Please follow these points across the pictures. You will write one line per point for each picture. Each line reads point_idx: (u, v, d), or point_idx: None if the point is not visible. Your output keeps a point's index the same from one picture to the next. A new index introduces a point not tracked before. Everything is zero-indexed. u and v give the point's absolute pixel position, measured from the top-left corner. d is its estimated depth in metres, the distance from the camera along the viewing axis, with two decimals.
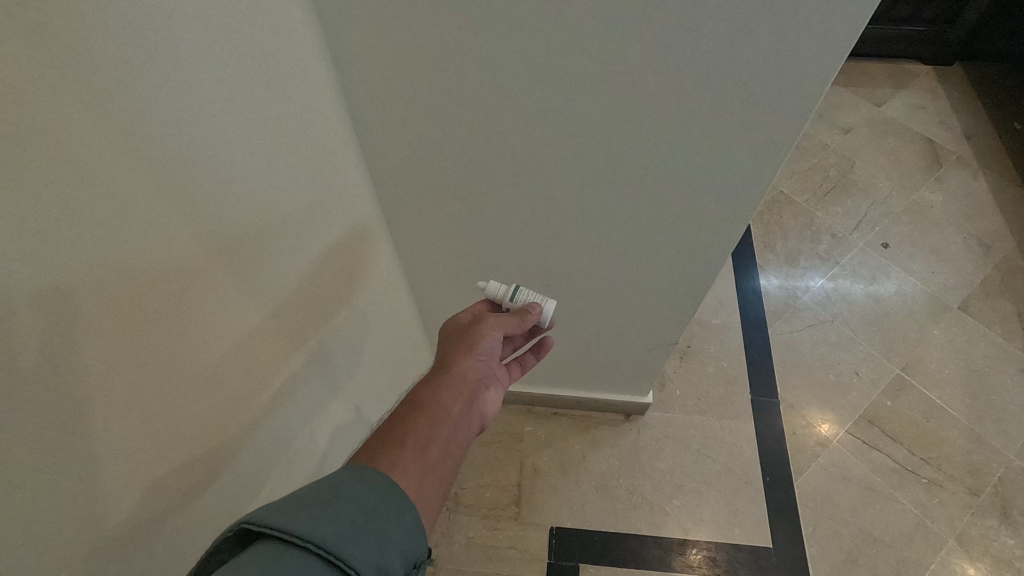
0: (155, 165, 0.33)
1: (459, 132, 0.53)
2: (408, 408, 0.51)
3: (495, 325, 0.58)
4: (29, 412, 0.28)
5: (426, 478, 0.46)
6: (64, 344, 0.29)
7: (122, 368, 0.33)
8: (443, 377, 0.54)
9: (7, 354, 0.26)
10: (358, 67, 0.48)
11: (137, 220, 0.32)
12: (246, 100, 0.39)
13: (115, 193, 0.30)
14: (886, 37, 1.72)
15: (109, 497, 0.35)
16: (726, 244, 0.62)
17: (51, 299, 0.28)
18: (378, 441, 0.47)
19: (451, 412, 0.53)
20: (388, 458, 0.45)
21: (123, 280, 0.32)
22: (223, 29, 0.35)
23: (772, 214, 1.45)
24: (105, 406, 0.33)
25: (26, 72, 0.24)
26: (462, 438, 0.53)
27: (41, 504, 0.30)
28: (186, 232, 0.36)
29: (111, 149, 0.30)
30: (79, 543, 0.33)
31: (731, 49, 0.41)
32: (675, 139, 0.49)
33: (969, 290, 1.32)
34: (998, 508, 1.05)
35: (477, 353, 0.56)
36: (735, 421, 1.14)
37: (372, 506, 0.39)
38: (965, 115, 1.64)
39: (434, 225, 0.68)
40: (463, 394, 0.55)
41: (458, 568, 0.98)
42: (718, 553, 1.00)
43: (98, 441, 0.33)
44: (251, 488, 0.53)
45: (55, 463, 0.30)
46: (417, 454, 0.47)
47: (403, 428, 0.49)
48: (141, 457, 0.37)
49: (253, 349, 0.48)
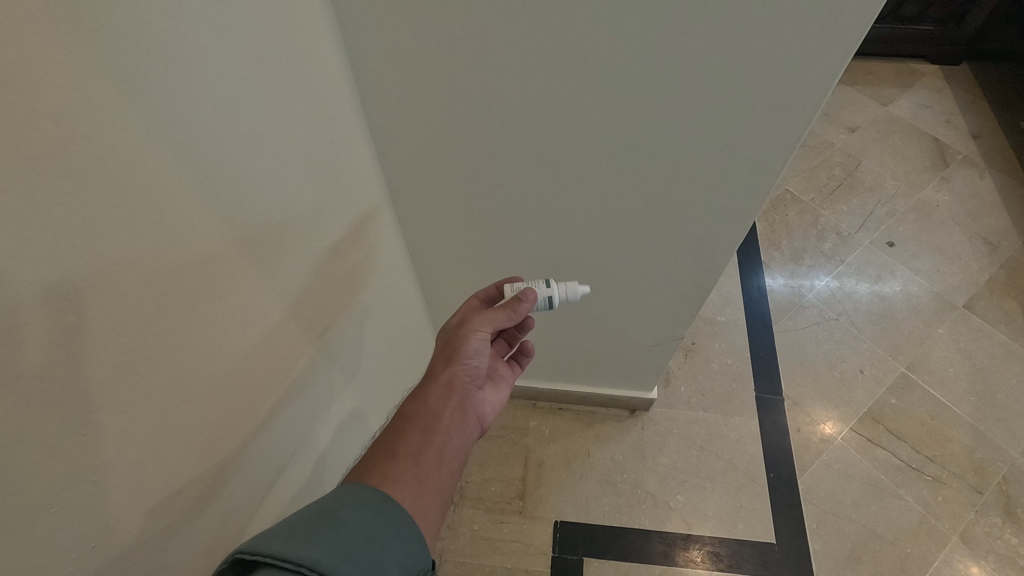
0: (167, 165, 0.33)
1: (469, 129, 0.54)
2: (398, 420, 0.52)
3: (481, 324, 0.56)
4: (43, 411, 0.28)
5: (421, 488, 0.47)
6: (75, 341, 0.29)
7: (133, 371, 0.33)
8: (429, 386, 0.54)
9: (17, 350, 0.26)
10: (369, 61, 0.49)
11: (148, 223, 0.32)
12: (259, 92, 0.40)
13: (127, 196, 0.30)
14: (893, 37, 1.72)
15: (123, 502, 0.34)
16: (732, 240, 0.62)
17: (62, 298, 0.27)
18: (370, 457, 0.48)
19: (444, 419, 0.53)
20: (380, 471, 0.46)
21: (133, 290, 0.32)
22: (235, 20, 0.36)
23: (777, 212, 1.45)
24: (118, 407, 0.32)
25: (35, 71, 0.24)
26: (458, 443, 0.54)
27: (54, 510, 0.30)
28: (198, 235, 0.37)
29: (123, 149, 0.30)
30: (92, 550, 0.33)
31: (740, 44, 0.41)
32: (684, 135, 0.50)
33: (974, 289, 1.32)
34: (1002, 506, 1.05)
35: (464, 358, 0.56)
36: (739, 418, 1.14)
37: (367, 525, 0.39)
38: (972, 114, 1.64)
39: (444, 220, 0.68)
40: (454, 399, 0.55)
41: (464, 561, 0.99)
42: (721, 548, 1.00)
43: (110, 447, 0.32)
44: (268, 477, 0.54)
45: (67, 467, 0.30)
46: (410, 465, 0.48)
47: (393, 441, 0.50)
48: (157, 459, 0.37)
49: (266, 342, 0.48)
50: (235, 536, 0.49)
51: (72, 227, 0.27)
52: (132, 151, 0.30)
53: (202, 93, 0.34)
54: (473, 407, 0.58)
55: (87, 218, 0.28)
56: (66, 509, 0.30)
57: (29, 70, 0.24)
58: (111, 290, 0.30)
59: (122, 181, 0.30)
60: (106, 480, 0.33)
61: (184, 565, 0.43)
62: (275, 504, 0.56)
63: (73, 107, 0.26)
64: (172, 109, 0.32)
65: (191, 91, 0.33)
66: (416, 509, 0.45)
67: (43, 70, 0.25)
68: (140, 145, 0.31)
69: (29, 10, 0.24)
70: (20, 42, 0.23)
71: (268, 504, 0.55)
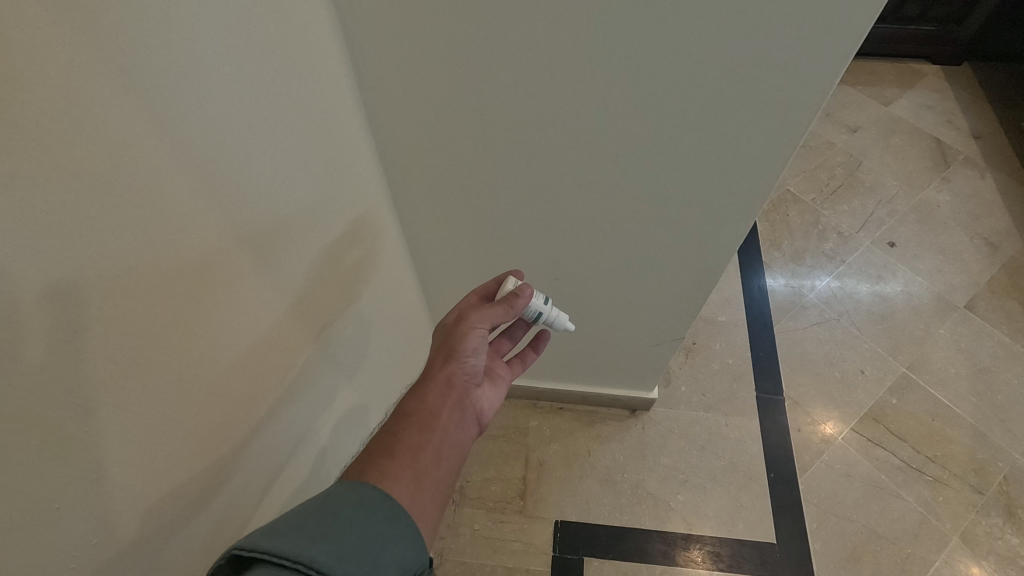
0: (167, 164, 0.33)
1: (470, 128, 0.54)
2: (396, 417, 0.52)
3: (480, 320, 0.56)
4: (43, 409, 0.28)
5: (419, 485, 0.47)
6: (76, 339, 0.29)
7: (133, 369, 0.33)
8: (427, 383, 0.54)
9: (18, 348, 0.26)
10: (370, 60, 0.49)
11: (149, 221, 0.32)
12: (260, 90, 0.40)
13: (128, 194, 0.31)
14: (894, 37, 1.72)
15: (123, 500, 0.34)
16: (733, 239, 0.62)
17: (63, 296, 0.27)
18: (368, 454, 0.48)
19: (442, 417, 0.53)
20: (379, 468, 0.46)
21: (133, 288, 0.32)
22: (237, 18, 0.36)
23: (778, 212, 1.45)
24: (119, 405, 0.33)
25: (36, 70, 0.24)
26: (456, 441, 0.54)
27: (54, 508, 0.30)
28: (199, 232, 0.37)
29: (123, 148, 0.30)
30: (91, 548, 0.33)
31: (742, 43, 0.41)
32: (685, 134, 0.50)
33: (975, 289, 1.32)
34: (1003, 507, 1.05)
35: (463, 355, 0.56)
36: (740, 418, 1.14)
37: (366, 523, 0.39)
38: (973, 114, 1.64)
39: (445, 219, 0.68)
40: (452, 397, 0.55)
41: (464, 560, 0.99)
42: (722, 548, 1.00)
43: (110, 445, 0.32)
44: (268, 475, 0.54)
45: (67, 465, 0.30)
46: (408, 463, 0.48)
47: (391, 438, 0.50)
48: (157, 457, 0.37)
49: (267, 340, 0.48)
50: (236, 534, 0.50)
51: (73, 226, 0.27)
52: (131, 150, 0.30)
53: (202, 89, 0.34)
54: (471, 405, 0.58)
55: (88, 216, 0.28)
56: (66, 507, 0.30)
57: (29, 68, 0.24)
58: (111, 288, 0.30)
59: (121, 180, 0.30)
60: (106, 478, 0.33)
61: (185, 564, 0.43)
62: (275, 503, 0.56)
63: (74, 105, 0.26)
64: (174, 106, 0.32)
65: (191, 87, 0.33)
66: (414, 507, 0.45)
67: (44, 69, 0.25)
68: (140, 143, 0.31)
69: (31, 9, 0.24)
70: (19, 40, 0.23)
71: (269, 503, 0.55)
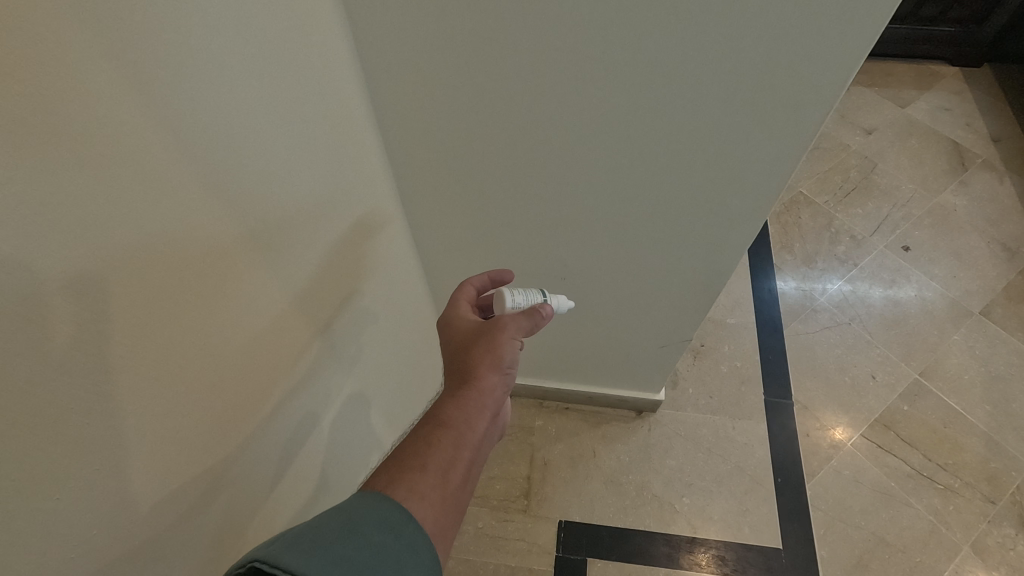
0: (184, 170, 0.34)
1: (483, 127, 0.53)
2: (431, 426, 0.47)
3: (515, 331, 0.54)
4: (67, 404, 0.29)
5: (446, 506, 0.43)
6: (97, 336, 0.30)
7: (146, 371, 0.34)
8: (469, 393, 0.49)
9: (40, 346, 0.27)
10: (382, 64, 0.49)
11: (166, 225, 0.33)
12: (272, 90, 0.40)
13: (146, 200, 0.32)
14: (912, 38, 1.69)
15: (142, 497, 0.36)
16: (743, 240, 0.61)
17: (86, 293, 0.29)
18: (397, 462, 0.44)
19: (478, 431, 0.48)
20: (407, 482, 0.43)
21: (144, 296, 0.33)
22: (251, 23, 0.37)
23: (790, 214, 1.43)
24: (135, 404, 0.33)
25: (59, 83, 0.25)
26: (483, 459, 0.49)
27: (76, 503, 0.31)
28: (211, 238, 0.37)
29: (143, 152, 0.31)
30: (111, 543, 0.34)
31: (756, 39, 0.41)
32: (697, 131, 0.49)
33: (992, 295, 1.29)
34: (1016, 516, 1.03)
35: (503, 365, 0.52)
36: (747, 421, 1.13)
37: (387, 549, 0.38)
38: (993, 117, 1.61)
39: (454, 217, 0.68)
40: (491, 409, 0.50)
41: (467, 558, 0.99)
42: (727, 552, 1.00)
43: (130, 442, 0.34)
44: (276, 471, 0.54)
45: (89, 461, 0.31)
46: (436, 480, 0.44)
47: (426, 449, 0.45)
48: (174, 454, 0.38)
49: (275, 335, 0.49)
50: (243, 530, 0.50)
51: (96, 226, 0.28)
52: (132, 147, 0.30)
53: (215, 88, 0.35)
54: (501, 418, 0.54)
55: (111, 220, 0.29)
56: (83, 504, 0.31)
57: (31, 63, 0.24)
58: (128, 292, 0.31)
59: (136, 183, 0.31)
60: (126, 474, 0.34)
61: (193, 558, 0.43)
62: (283, 498, 0.57)
63: (75, 100, 0.26)
64: (186, 109, 0.33)
65: (202, 82, 0.34)
66: (437, 529, 0.42)
67: (69, 79, 0.26)
68: (142, 137, 0.31)
69: (58, 26, 0.25)
70: (23, 37, 0.23)
71: (276, 499, 0.55)
